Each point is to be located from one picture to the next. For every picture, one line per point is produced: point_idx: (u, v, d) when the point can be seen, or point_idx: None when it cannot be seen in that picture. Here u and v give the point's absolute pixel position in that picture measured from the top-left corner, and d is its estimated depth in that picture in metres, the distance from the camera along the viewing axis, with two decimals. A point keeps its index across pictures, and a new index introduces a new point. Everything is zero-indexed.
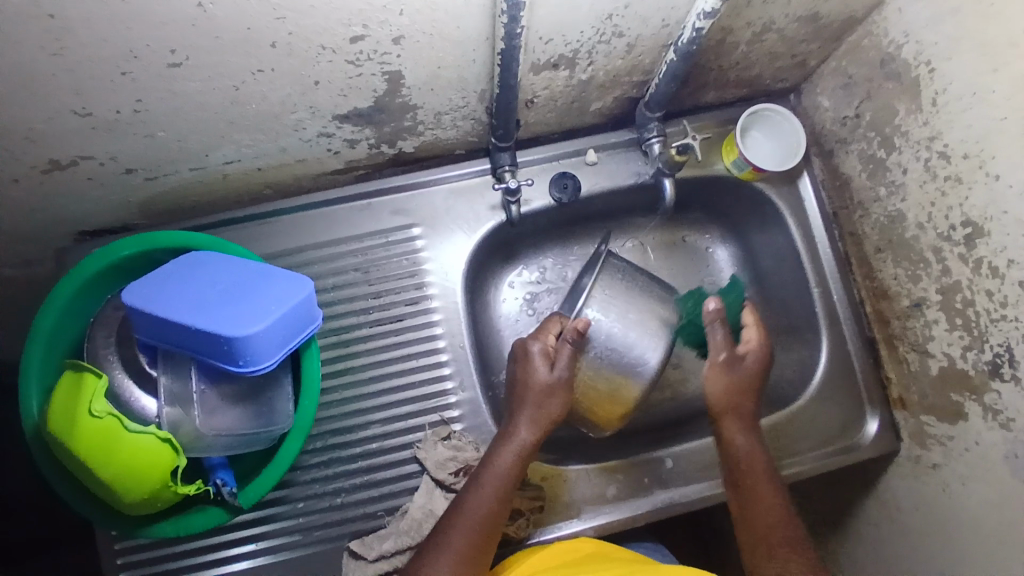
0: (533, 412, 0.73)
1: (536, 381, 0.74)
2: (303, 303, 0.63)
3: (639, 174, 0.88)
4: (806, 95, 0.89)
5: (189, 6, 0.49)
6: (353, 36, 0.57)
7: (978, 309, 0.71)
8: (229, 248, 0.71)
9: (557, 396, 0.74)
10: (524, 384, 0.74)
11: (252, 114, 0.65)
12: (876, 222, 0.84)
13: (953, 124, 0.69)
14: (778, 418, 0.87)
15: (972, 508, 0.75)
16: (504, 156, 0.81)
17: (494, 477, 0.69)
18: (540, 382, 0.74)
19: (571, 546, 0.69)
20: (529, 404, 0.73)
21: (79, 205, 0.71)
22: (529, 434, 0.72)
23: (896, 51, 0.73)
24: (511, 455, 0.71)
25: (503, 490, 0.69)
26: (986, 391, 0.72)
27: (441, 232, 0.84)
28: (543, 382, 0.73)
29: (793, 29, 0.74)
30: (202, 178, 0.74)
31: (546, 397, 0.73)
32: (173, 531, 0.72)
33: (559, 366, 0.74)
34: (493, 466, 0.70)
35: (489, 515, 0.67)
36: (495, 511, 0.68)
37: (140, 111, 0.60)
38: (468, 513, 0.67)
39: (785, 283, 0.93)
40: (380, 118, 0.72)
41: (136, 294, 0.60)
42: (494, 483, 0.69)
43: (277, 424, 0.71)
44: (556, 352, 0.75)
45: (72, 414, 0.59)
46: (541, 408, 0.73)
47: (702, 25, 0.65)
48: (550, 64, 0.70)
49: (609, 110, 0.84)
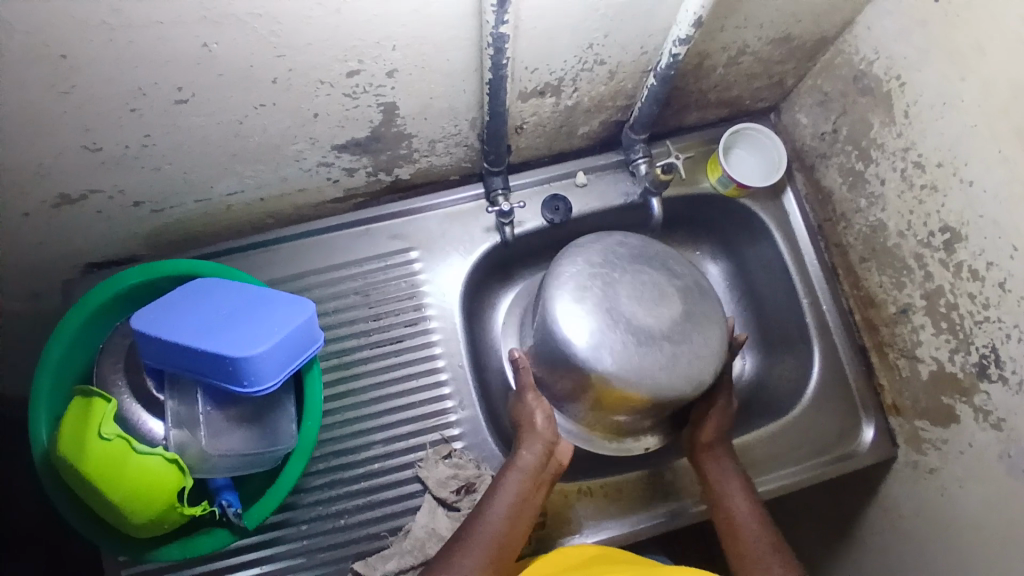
0: (528, 438, 0.76)
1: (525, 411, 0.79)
2: (305, 325, 0.65)
3: (627, 194, 0.90)
4: (786, 113, 0.93)
5: (195, 46, 0.53)
6: (349, 71, 0.61)
7: (962, 312, 0.73)
8: (231, 274, 0.74)
9: (550, 422, 0.78)
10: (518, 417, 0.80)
11: (254, 146, 0.69)
12: (859, 232, 0.86)
13: (926, 134, 0.72)
14: (775, 428, 0.87)
15: (971, 511, 0.75)
16: (497, 180, 0.85)
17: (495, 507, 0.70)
18: (532, 409, 0.79)
19: (552, 557, 0.68)
20: (529, 432, 0.77)
21: (87, 237, 0.74)
22: (530, 459, 0.74)
23: (868, 67, 0.76)
24: (512, 486, 0.71)
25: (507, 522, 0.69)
26: (975, 393, 0.73)
27: (438, 255, 0.87)
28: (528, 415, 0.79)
29: (767, 51, 0.78)
30: (206, 209, 0.77)
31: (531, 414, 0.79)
32: (179, 554, 0.72)
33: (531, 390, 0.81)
34: (495, 498, 0.71)
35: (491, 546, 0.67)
36: (501, 545, 0.68)
37: (147, 146, 0.63)
38: (474, 547, 0.67)
39: (775, 295, 0.95)
40: (376, 147, 0.75)
41: (143, 320, 0.63)
42: (496, 516, 0.69)
43: (282, 444, 0.72)
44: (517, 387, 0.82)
45: (81, 440, 0.62)
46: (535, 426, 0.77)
47: (679, 51, 0.68)
48: (537, 92, 0.74)
49: (596, 134, 0.88)
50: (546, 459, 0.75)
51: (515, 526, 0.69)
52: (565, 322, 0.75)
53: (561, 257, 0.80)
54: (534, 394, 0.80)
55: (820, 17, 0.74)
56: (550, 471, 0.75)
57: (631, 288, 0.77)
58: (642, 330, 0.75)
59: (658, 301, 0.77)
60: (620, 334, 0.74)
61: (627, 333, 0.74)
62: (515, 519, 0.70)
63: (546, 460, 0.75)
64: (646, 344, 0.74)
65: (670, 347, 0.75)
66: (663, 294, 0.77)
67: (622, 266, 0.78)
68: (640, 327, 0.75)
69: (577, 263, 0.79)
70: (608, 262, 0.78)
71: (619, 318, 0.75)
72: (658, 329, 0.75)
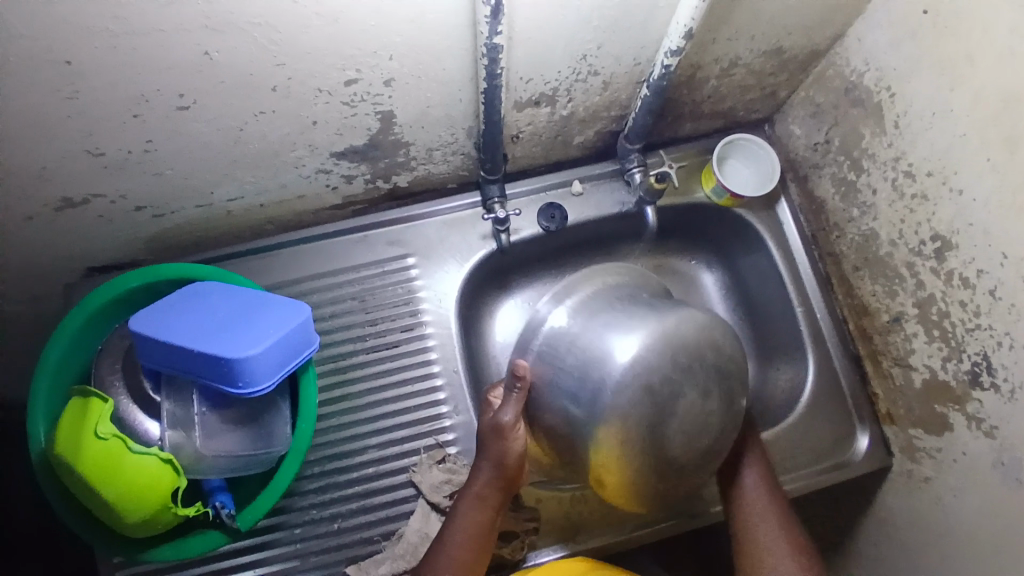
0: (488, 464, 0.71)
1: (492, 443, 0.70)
2: (300, 327, 0.66)
3: (623, 203, 0.92)
4: (779, 124, 0.94)
5: (197, 53, 0.55)
6: (347, 79, 0.63)
7: (953, 320, 0.74)
8: (230, 278, 0.75)
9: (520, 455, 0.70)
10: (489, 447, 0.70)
11: (254, 153, 0.70)
12: (851, 241, 0.87)
13: (916, 144, 0.73)
14: (770, 435, 0.87)
15: (966, 521, 0.75)
16: (493, 188, 0.86)
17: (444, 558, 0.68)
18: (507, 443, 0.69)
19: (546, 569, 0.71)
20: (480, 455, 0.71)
21: (89, 240, 0.76)
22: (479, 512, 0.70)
23: (859, 79, 0.78)
24: (465, 544, 0.69)
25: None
26: (968, 401, 0.73)
27: (435, 262, 0.88)
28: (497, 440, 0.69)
29: (759, 63, 0.80)
30: (207, 215, 0.79)
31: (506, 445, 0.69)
32: (172, 555, 0.73)
33: (504, 414, 0.69)
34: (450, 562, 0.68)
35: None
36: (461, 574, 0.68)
37: (149, 151, 0.65)
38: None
39: (770, 305, 0.96)
40: (374, 154, 0.77)
41: (141, 321, 0.64)
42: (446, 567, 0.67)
43: (275, 447, 0.72)
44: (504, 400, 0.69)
45: (77, 438, 0.63)
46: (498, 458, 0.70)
47: (670, 62, 0.70)
48: (532, 102, 0.75)
49: (591, 143, 0.90)
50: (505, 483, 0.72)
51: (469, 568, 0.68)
52: (618, 368, 0.62)
53: (665, 324, 0.63)
54: (512, 424, 0.69)
55: (810, 30, 0.75)
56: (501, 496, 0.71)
57: (693, 403, 0.63)
58: (666, 454, 0.64)
59: (706, 429, 0.65)
60: (644, 459, 0.64)
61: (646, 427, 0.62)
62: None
63: (495, 492, 0.71)
64: (660, 472, 0.65)
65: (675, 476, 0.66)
66: (710, 429, 0.65)
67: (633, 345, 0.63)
68: (666, 455, 0.64)
69: (668, 356, 0.62)
70: (692, 368, 0.63)
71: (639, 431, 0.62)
72: (682, 461, 0.65)
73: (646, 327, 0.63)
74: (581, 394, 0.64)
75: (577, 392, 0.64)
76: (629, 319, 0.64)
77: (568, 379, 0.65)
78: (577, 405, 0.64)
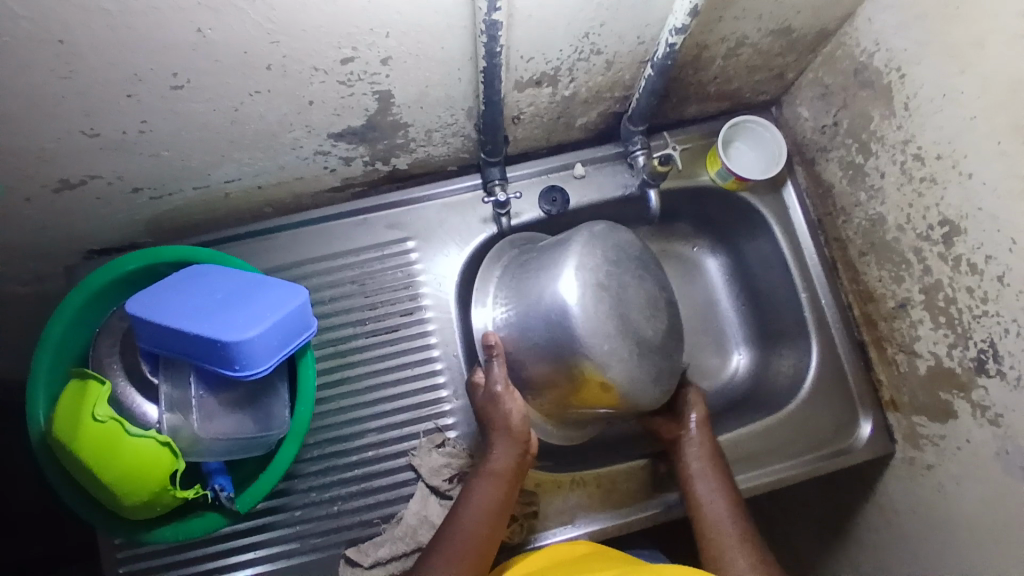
0: (502, 440, 0.73)
1: (501, 411, 0.73)
2: (297, 310, 0.66)
3: (626, 186, 0.90)
4: (787, 106, 0.92)
5: (190, 31, 0.53)
6: (343, 58, 0.61)
7: (960, 306, 0.72)
8: (228, 261, 0.75)
9: (524, 420, 0.74)
10: (500, 419, 0.73)
11: (251, 134, 0.69)
12: (858, 226, 0.85)
13: (926, 126, 0.71)
14: (771, 422, 0.87)
15: (968, 509, 0.75)
16: (494, 171, 0.85)
17: (463, 534, 0.68)
18: (506, 407, 0.73)
19: (550, 553, 0.71)
20: (495, 431, 0.73)
21: (88, 222, 0.75)
22: (492, 492, 0.70)
23: (868, 59, 0.76)
24: (476, 522, 0.69)
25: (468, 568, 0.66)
26: (973, 388, 0.72)
27: (435, 245, 0.87)
28: (504, 410, 0.73)
29: (767, 42, 0.78)
30: (205, 198, 0.78)
31: (505, 408, 0.73)
32: (172, 536, 0.73)
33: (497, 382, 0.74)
34: (461, 540, 0.67)
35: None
36: (479, 550, 0.67)
37: (145, 132, 0.64)
38: (454, 552, 0.66)
39: (774, 289, 0.95)
40: (373, 136, 0.76)
41: (138, 304, 0.64)
42: (465, 541, 0.67)
43: (275, 428, 0.73)
44: (487, 373, 0.76)
45: (77, 420, 0.63)
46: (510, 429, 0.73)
47: (675, 41, 0.68)
48: (533, 82, 0.74)
49: (594, 125, 0.88)
50: (520, 461, 0.73)
51: (490, 542, 0.68)
52: (569, 289, 0.70)
53: (582, 241, 0.73)
54: (503, 388, 0.74)
55: (820, 9, 0.73)
56: (520, 471, 0.73)
57: (636, 287, 0.73)
58: (641, 338, 0.71)
59: (655, 308, 0.74)
60: (626, 342, 0.70)
61: (619, 332, 0.70)
62: (479, 559, 0.67)
63: (512, 466, 0.72)
64: (643, 356, 0.71)
65: (658, 362, 0.73)
66: (658, 307, 0.74)
67: (565, 281, 0.71)
68: (640, 338, 0.71)
69: (596, 254, 0.72)
70: (621, 260, 0.73)
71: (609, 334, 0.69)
72: (655, 344, 0.72)
73: (569, 252, 0.73)
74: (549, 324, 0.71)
75: (556, 345, 0.71)
76: (552, 259, 0.74)
77: (533, 332, 0.74)
78: (551, 340, 0.71)
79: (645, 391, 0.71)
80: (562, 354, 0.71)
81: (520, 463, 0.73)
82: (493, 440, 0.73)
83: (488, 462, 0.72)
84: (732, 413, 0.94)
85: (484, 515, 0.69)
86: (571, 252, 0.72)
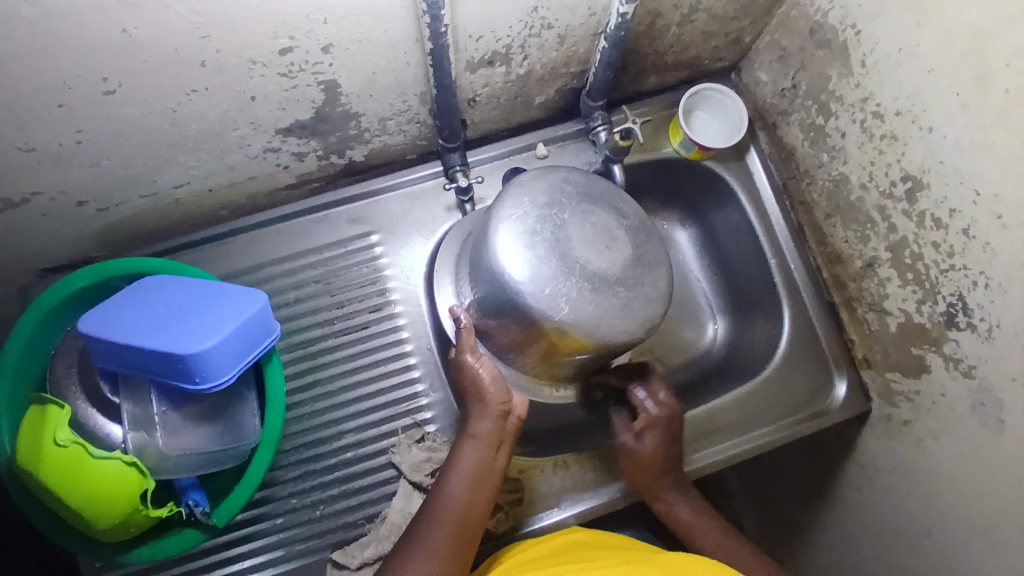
0: (477, 407, 0.71)
1: (472, 377, 0.72)
2: (257, 316, 0.63)
3: (590, 163, 0.89)
4: (746, 72, 0.91)
5: (114, 32, 0.50)
6: (281, 48, 0.59)
7: (927, 262, 0.73)
8: (182, 269, 0.72)
9: (498, 382, 0.72)
10: (473, 386, 0.72)
11: (194, 135, 0.66)
12: (822, 188, 0.85)
13: (885, 82, 0.71)
14: (749, 389, 0.87)
15: (947, 460, 0.76)
16: (454, 156, 0.82)
17: (444, 506, 0.67)
18: (475, 372, 0.71)
19: (543, 545, 0.69)
20: (473, 399, 0.72)
21: (35, 240, 0.71)
22: (473, 458, 0.70)
23: (824, 18, 0.75)
24: (460, 490, 0.68)
25: (455, 535, 0.65)
26: (945, 342, 0.73)
27: (400, 238, 0.85)
28: (476, 377, 0.71)
29: (721, 7, 0.76)
30: (155, 205, 0.75)
31: (474, 374, 0.72)
32: (150, 556, 0.71)
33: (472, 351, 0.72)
34: (444, 509, 0.67)
35: (445, 559, 0.64)
36: (462, 520, 0.66)
37: (81, 142, 0.60)
38: (436, 524, 0.65)
39: (744, 257, 0.95)
40: (324, 128, 0.73)
41: (90, 322, 0.61)
42: (447, 512, 0.66)
43: (247, 438, 0.72)
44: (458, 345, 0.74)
45: (38, 445, 0.60)
46: (484, 396, 0.71)
47: (626, 10, 0.67)
48: (485, 62, 0.71)
49: (553, 103, 0.86)
50: (500, 425, 0.71)
51: (474, 512, 0.67)
52: (503, 252, 0.66)
53: (513, 203, 0.68)
54: (473, 357, 0.72)
55: None
56: (500, 437, 0.71)
57: (583, 223, 0.67)
58: (595, 275, 0.66)
59: (610, 240, 0.68)
60: (573, 280, 0.65)
61: (568, 272, 0.65)
62: (465, 530, 0.66)
63: (490, 430, 0.71)
64: (598, 291, 0.65)
65: (623, 294, 0.67)
66: (614, 237, 0.68)
67: (498, 247, 0.66)
68: (596, 276, 0.66)
69: (522, 204, 0.68)
70: (555, 201, 0.68)
71: (557, 275, 0.65)
72: (614, 276, 0.67)
73: (497, 219, 0.68)
74: (492, 278, 0.67)
75: (515, 310, 0.67)
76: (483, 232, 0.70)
77: (489, 304, 0.70)
78: (505, 305, 0.68)
79: (610, 327, 0.65)
80: (523, 316, 0.66)
81: (499, 426, 0.71)
82: (467, 408, 0.72)
83: (468, 428, 0.71)
84: (710, 384, 0.94)
85: (469, 480, 0.69)
86: (499, 212, 0.68)
